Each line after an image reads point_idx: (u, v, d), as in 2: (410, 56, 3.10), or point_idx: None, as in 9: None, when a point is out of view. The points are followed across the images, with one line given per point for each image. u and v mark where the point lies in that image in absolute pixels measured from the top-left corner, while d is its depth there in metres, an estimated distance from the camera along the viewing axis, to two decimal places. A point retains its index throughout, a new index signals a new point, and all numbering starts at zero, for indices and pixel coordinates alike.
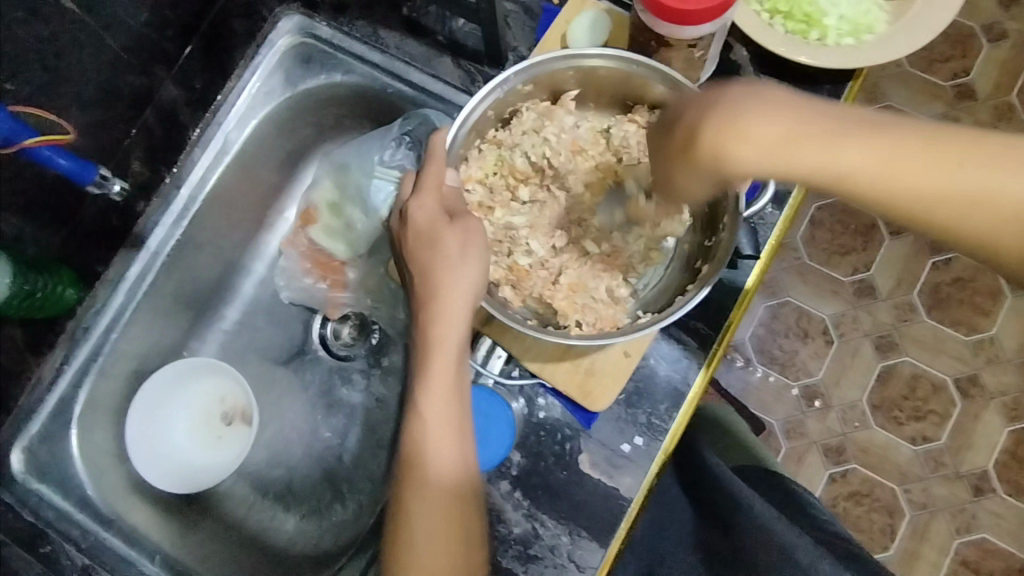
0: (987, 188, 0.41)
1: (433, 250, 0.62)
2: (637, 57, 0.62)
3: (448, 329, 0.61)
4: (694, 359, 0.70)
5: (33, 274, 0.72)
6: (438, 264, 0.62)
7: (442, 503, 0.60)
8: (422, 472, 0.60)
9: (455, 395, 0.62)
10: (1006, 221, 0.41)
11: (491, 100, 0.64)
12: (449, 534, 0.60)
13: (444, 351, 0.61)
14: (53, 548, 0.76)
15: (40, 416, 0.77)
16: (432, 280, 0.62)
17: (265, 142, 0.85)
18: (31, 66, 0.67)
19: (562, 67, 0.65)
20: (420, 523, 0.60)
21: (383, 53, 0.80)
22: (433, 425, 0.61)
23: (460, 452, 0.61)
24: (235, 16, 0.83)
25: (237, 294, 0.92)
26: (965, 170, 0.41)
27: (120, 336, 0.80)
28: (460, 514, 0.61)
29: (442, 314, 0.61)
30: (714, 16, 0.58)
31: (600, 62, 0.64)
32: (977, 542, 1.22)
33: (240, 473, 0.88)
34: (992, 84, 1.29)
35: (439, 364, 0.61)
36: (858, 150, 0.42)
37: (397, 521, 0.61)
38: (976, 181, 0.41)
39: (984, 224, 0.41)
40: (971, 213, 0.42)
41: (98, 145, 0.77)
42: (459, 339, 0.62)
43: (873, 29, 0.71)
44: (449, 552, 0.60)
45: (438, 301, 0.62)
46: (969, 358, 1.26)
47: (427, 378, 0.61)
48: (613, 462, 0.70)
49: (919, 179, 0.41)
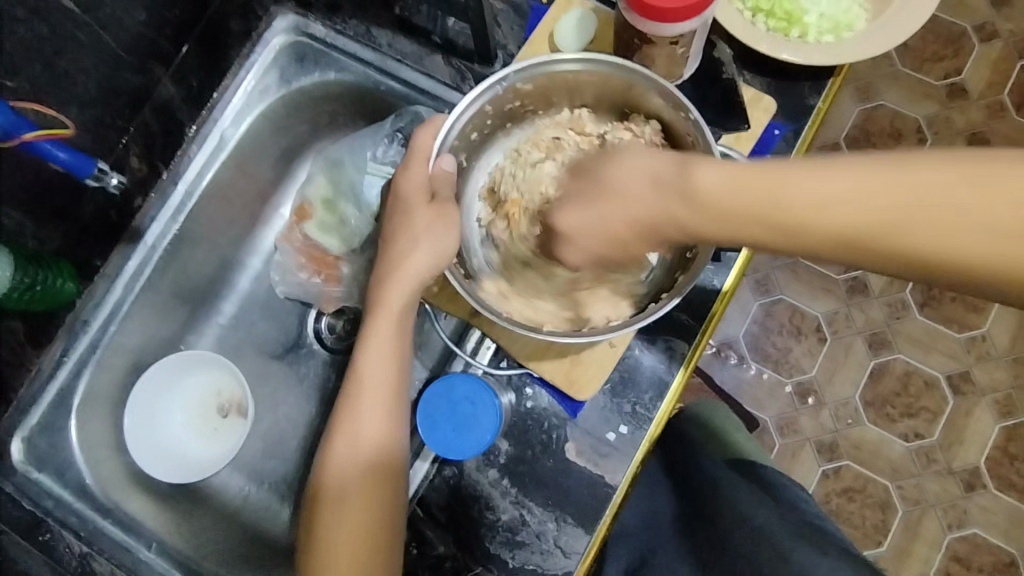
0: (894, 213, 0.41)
1: (405, 223, 0.66)
2: (610, 57, 0.64)
3: (391, 296, 0.66)
4: (678, 349, 0.72)
5: (33, 267, 0.73)
6: (403, 236, 0.66)
7: (366, 459, 0.64)
8: (353, 424, 0.65)
9: (391, 358, 0.66)
10: (928, 239, 0.40)
11: (473, 111, 0.66)
12: (369, 488, 0.64)
13: (385, 313, 0.66)
14: (52, 536, 0.77)
15: (39, 407, 0.78)
16: (393, 251, 0.66)
17: (260, 138, 0.86)
18: (30, 63, 0.68)
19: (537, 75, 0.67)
20: (345, 475, 0.64)
21: (375, 51, 0.81)
22: (371, 384, 0.66)
23: (387, 411, 0.66)
24: (230, 15, 0.84)
25: (233, 289, 0.94)
26: (857, 195, 0.42)
27: (118, 328, 0.81)
28: (383, 472, 0.64)
29: (390, 282, 0.66)
30: (694, 13, 0.60)
31: (573, 65, 0.66)
32: (969, 537, 1.23)
33: (236, 464, 0.90)
34: (983, 83, 1.30)
35: (381, 328, 0.66)
36: (713, 192, 0.47)
37: (325, 473, 0.65)
38: (878, 200, 0.41)
39: (896, 239, 0.41)
40: (887, 238, 0.41)
41: (96, 142, 0.79)
42: (401, 305, 0.66)
43: (853, 27, 0.74)
44: (363, 505, 0.63)
45: (388, 271, 0.66)
46: (961, 354, 1.27)
47: (367, 339, 0.66)
48: (600, 451, 0.71)
49: (802, 202, 0.43)
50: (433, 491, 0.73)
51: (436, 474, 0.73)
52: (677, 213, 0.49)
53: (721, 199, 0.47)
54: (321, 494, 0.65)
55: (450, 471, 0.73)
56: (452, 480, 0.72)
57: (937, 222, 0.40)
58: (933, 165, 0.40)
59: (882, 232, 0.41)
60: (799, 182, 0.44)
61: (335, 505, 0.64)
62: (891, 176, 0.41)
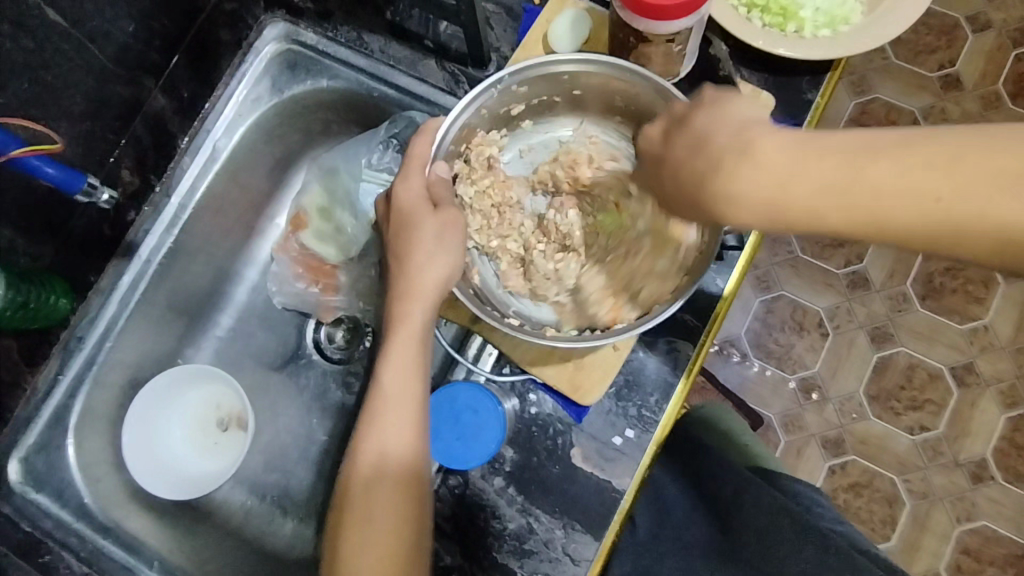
0: (868, 178, 0.41)
1: (413, 234, 0.64)
2: (601, 57, 0.64)
3: (410, 311, 0.64)
4: (682, 351, 0.71)
5: (26, 285, 0.72)
6: (415, 249, 0.64)
7: (392, 483, 0.62)
8: (380, 447, 0.62)
9: (413, 378, 0.64)
10: (891, 211, 0.40)
11: (463, 119, 0.66)
12: (398, 509, 0.61)
13: (406, 330, 0.64)
14: (52, 558, 0.76)
15: (35, 426, 0.77)
16: (406, 265, 0.64)
17: (254, 148, 0.86)
18: (18, 78, 0.67)
19: (530, 75, 0.66)
20: (370, 501, 0.61)
21: (367, 57, 0.81)
22: (391, 405, 0.63)
23: (412, 432, 0.63)
24: (221, 25, 0.84)
25: (230, 300, 0.93)
26: (817, 166, 0.42)
27: (114, 344, 0.80)
28: (413, 492, 0.62)
29: (408, 297, 0.64)
30: (687, 11, 0.59)
31: (567, 67, 0.65)
32: (978, 529, 1.22)
33: (237, 478, 0.89)
34: (978, 73, 1.30)
35: (402, 347, 0.64)
36: (715, 166, 0.47)
37: (346, 501, 0.62)
38: (855, 166, 0.41)
39: (865, 216, 0.41)
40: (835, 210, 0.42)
41: (87, 156, 0.77)
42: (422, 320, 0.64)
43: (849, 21, 0.73)
44: (391, 532, 0.60)
45: (405, 286, 0.64)
46: (964, 346, 1.26)
47: (387, 359, 0.64)
48: (606, 455, 0.70)
49: (764, 185, 0.44)
50: (438, 502, 0.72)
51: (441, 484, 0.71)
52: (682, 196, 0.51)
53: (745, 196, 0.45)
54: (343, 524, 0.61)
55: (455, 480, 0.71)
56: (457, 490, 0.71)
57: (881, 191, 0.40)
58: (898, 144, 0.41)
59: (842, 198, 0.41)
60: (763, 178, 0.44)
61: (358, 534, 0.60)
62: (864, 149, 0.41)
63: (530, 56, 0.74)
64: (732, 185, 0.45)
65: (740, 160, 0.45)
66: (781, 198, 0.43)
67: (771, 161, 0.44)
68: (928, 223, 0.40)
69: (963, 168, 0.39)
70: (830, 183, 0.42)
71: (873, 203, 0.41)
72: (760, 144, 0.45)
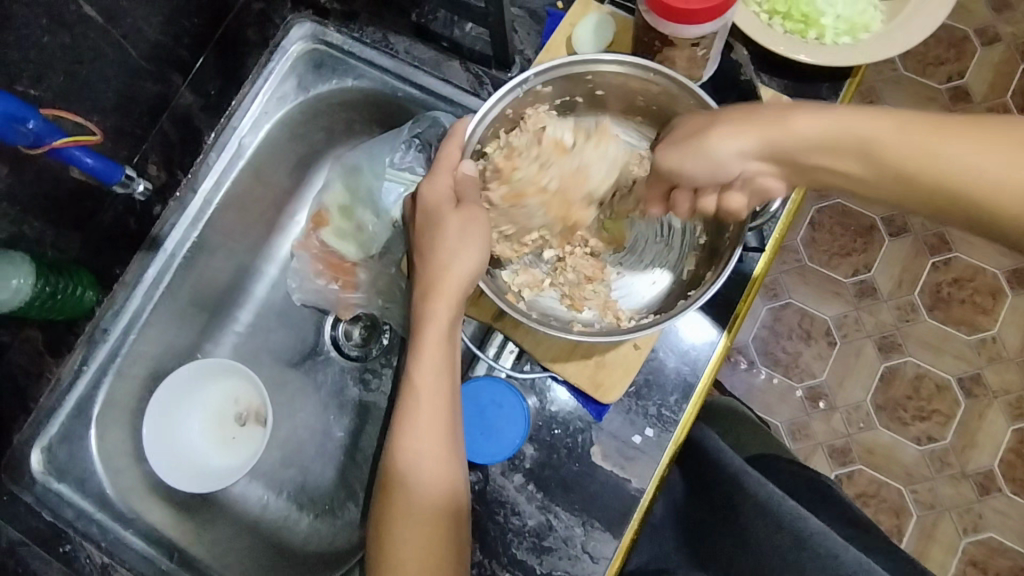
0: (984, 155, 0.44)
1: (439, 234, 0.65)
2: (639, 61, 0.65)
3: (437, 308, 0.64)
4: (703, 351, 0.72)
5: (55, 276, 0.73)
6: (441, 247, 0.65)
7: (426, 478, 0.62)
8: (413, 443, 0.63)
9: (444, 375, 0.65)
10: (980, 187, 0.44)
11: (494, 113, 0.67)
12: (434, 502, 0.63)
13: (433, 327, 0.64)
14: (73, 547, 0.77)
15: (59, 417, 0.78)
16: (433, 264, 0.65)
17: (278, 146, 0.87)
18: (55, 72, 0.69)
19: (564, 74, 0.67)
20: (408, 497, 0.62)
21: (392, 58, 0.81)
22: (421, 401, 0.64)
23: (442, 425, 0.64)
24: (249, 24, 0.85)
25: (249, 297, 0.93)
26: (946, 142, 0.45)
27: (138, 336, 0.81)
28: (449, 486, 0.63)
29: (434, 295, 0.64)
30: (715, 14, 0.60)
31: (604, 67, 0.66)
32: (985, 541, 1.22)
33: (254, 473, 0.89)
34: (987, 86, 1.31)
35: (431, 344, 0.64)
36: (774, 114, 0.52)
37: (384, 497, 0.63)
38: (976, 151, 0.44)
39: (965, 189, 0.45)
40: (949, 184, 0.45)
41: (116, 150, 0.79)
42: (449, 317, 0.65)
43: (870, 28, 0.73)
44: (430, 524, 0.62)
45: (432, 284, 0.65)
46: (972, 357, 1.27)
47: (416, 357, 0.64)
48: (625, 454, 0.71)
49: (891, 148, 0.47)
50: None
51: None
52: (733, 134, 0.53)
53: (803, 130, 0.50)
54: (383, 521, 0.63)
55: (475, 477, 0.72)
56: (477, 486, 0.72)
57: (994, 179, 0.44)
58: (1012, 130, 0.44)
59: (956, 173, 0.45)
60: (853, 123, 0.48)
61: (397, 530, 0.62)
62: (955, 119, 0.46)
63: (554, 57, 0.75)
64: (805, 126, 0.50)
65: (808, 115, 0.50)
66: (901, 156, 0.46)
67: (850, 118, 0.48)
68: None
69: None
70: (955, 160, 0.45)
71: (985, 182, 0.44)
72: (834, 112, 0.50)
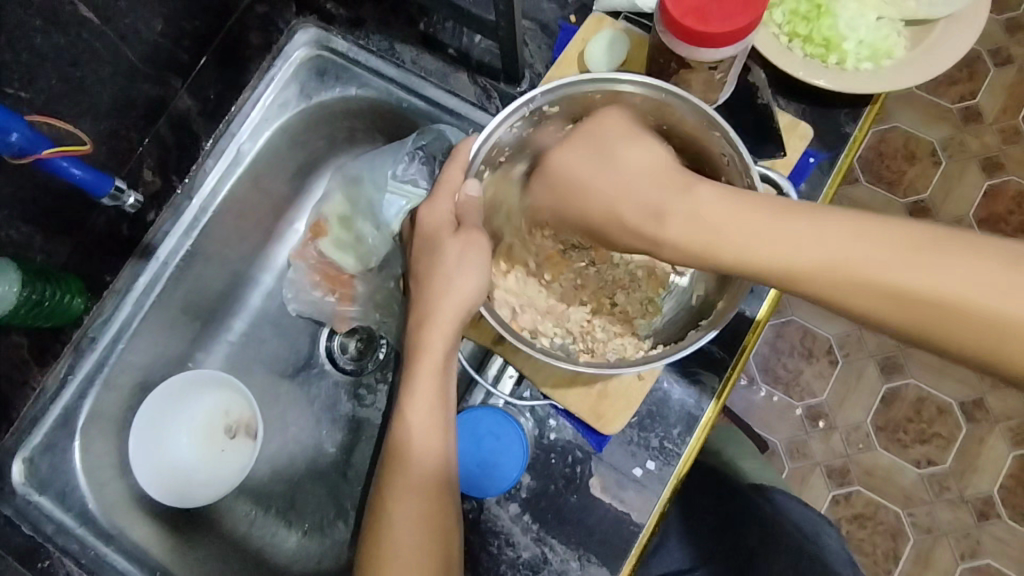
0: (874, 263, 0.45)
1: (434, 261, 0.64)
2: (666, 87, 0.61)
3: (432, 338, 0.63)
4: (708, 383, 0.69)
5: (42, 283, 0.71)
6: (437, 273, 0.63)
7: (417, 510, 0.62)
8: (402, 475, 0.62)
9: (437, 404, 0.63)
10: (831, 286, 0.46)
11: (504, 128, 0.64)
12: (420, 537, 0.61)
13: (427, 358, 0.63)
14: (52, 563, 0.74)
15: (42, 427, 0.76)
16: (430, 291, 0.63)
17: (277, 153, 0.84)
18: (47, 75, 0.66)
19: (589, 90, 0.64)
20: (395, 530, 0.61)
21: (398, 67, 0.80)
22: (414, 431, 0.63)
23: (434, 459, 0.63)
24: (252, 28, 0.83)
25: (244, 305, 0.91)
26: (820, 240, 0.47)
27: (127, 346, 0.79)
28: (436, 521, 0.62)
29: (429, 325, 0.63)
30: (734, 39, 0.58)
31: (629, 88, 0.63)
32: (981, 568, 1.20)
33: (242, 487, 0.87)
34: (998, 107, 1.29)
35: (424, 374, 0.63)
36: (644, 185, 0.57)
37: (374, 526, 0.63)
38: (845, 242, 0.46)
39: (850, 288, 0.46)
40: (827, 275, 0.46)
41: (111, 154, 0.76)
42: (443, 348, 0.63)
43: (892, 54, 0.71)
44: (415, 560, 0.61)
45: (426, 314, 0.63)
46: (975, 381, 1.25)
47: (410, 385, 0.63)
48: (625, 487, 0.69)
49: (780, 249, 0.48)
50: None
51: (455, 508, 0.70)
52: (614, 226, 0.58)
53: (699, 210, 0.52)
54: (373, 551, 0.62)
55: (470, 505, 0.70)
56: (471, 515, 0.70)
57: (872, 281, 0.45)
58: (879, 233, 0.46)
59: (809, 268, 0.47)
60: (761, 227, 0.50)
61: (387, 560, 0.61)
62: (819, 217, 0.48)
63: (565, 73, 0.73)
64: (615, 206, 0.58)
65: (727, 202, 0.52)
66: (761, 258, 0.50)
67: (755, 222, 0.50)
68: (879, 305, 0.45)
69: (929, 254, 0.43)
70: (845, 256, 0.46)
71: (858, 279, 0.45)
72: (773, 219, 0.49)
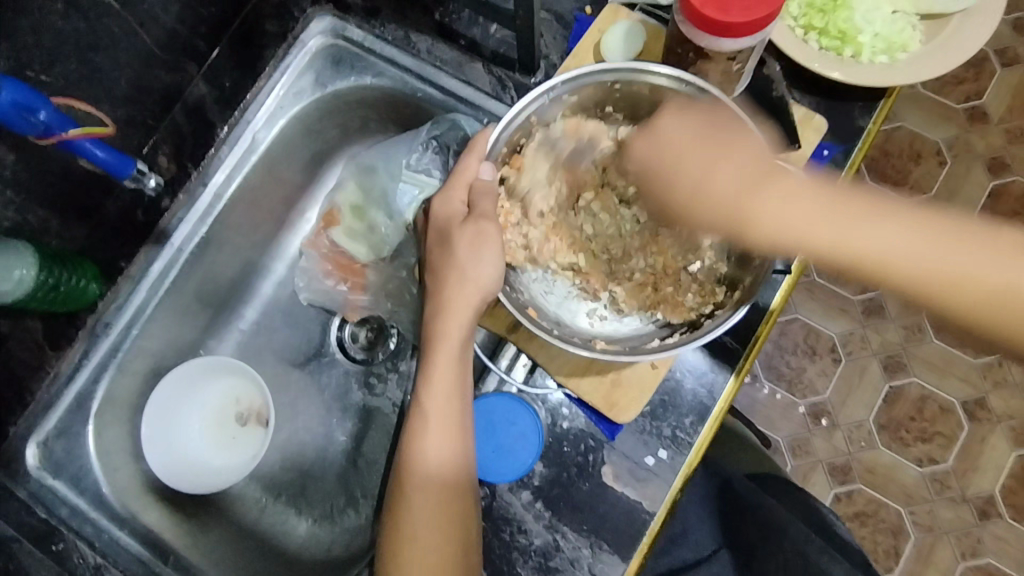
0: (945, 261, 0.51)
1: (449, 249, 0.64)
2: (691, 79, 0.62)
3: (449, 327, 0.63)
4: (720, 372, 0.70)
5: (58, 267, 0.71)
6: (450, 263, 0.63)
7: (435, 494, 0.62)
8: (422, 465, 0.63)
9: (455, 393, 0.64)
10: (895, 279, 0.52)
11: (527, 113, 0.64)
12: (440, 526, 0.62)
13: (445, 347, 0.63)
14: (65, 547, 0.75)
15: (57, 411, 0.76)
16: (448, 280, 0.63)
17: (291, 141, 0.84)
18: (67, 59, 0.67)
19: (610, 81, 0.64)
20: (414, 516, 0.62)
21: (414, 57, 0.80)
22: (432, 420, 0.63)
23: (453, 445, 0.63)
24: (267, 16, 0.83)
25: (255, 294, 0.92)
26: (929, 249, 0.52)
27: (141, 332, 0.79)
28: (456, 511, 0.62)
29: (446, 314, 0.63)
30: (755, 29, 0.58)
31: (657, 80, 0.63)
32: (982, 566, 1.21)
33: (253, 474, 0.87)
34: (1004, 107, 1.29)
35: (442, 362, 0.63)
36: (766, 186, 0.56)
37: (394, 513, 0.63)
38: (947, 251, 0.51)
39: (893, 273, 0.52)
40: (890, 276, 0.53)
41: (127, 140, 0.77)
42: (461, 337, 0.63)
43: (907, 48, 0.71)
44: (436, 548, 0.61)
45: (443, 302, 0.63)
46: (977, 380, 1.25)
47: (428, 374, 0.64)
48: (637, 475, 0.69)
49: (798, 232, 0.55)
50: None
51: None
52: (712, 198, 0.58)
53: (784, 218, 0.55)
54: (392, 536, 0.63)
55: (483, 492, 0.70)
56: (484, 502, 0.70)
57: (991, 289, 0.50)
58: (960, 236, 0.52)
59: (885, 261, 0.52)
60: (798, 219, 0.55)
61: (407, 544, 0.62)
62: (904, 218, 0.53)
63: (581, 64, 0.73)
64: (782, 218, 0.55)
65: (766, 194, 0.56)
66: (887, 258, 0.52)
67: (795, 203, 0.55)
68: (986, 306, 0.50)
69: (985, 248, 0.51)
70: (942, 264, 0.51)
71: (950, 276, 0.50)
72: (778, 184, 0.57)
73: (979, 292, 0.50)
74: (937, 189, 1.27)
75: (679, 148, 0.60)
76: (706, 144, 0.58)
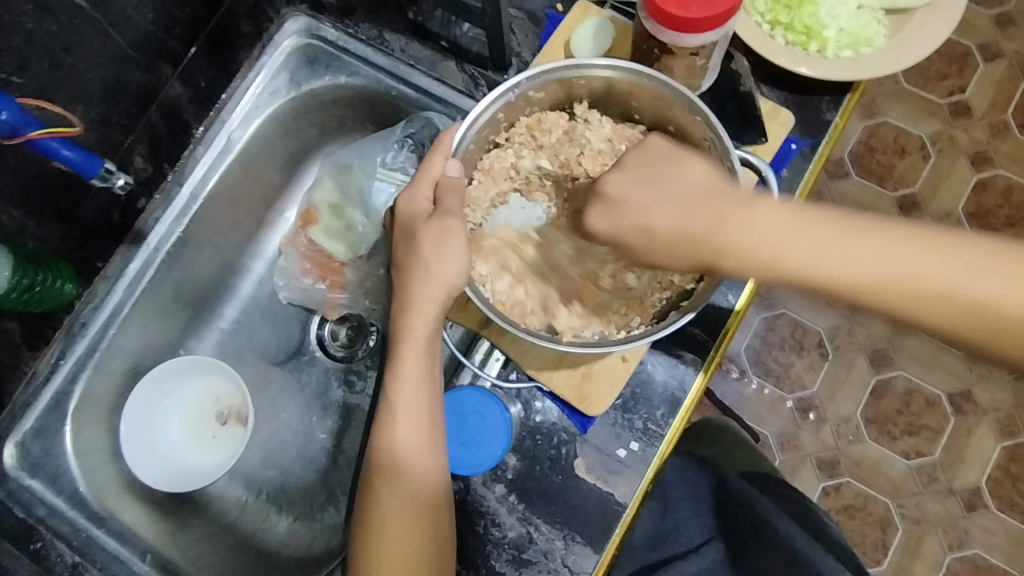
0: (917, 275, 0.47)
1: (415, 244, 0.64)
2: (645, 70, 0.62)
3: (416, 323, 0.64)
4: (691, 365, 0.70)
5: (33, 268, 0.72)
6: (416, 258, 0.64)
7: (405, 489, 0.63)
8: (392, 460, 0.63)
9: (424, 387, 0.64)
10: (866, 292, 0.48)
11: (493, 108, 0.64)
12: (412, 519, 0.63)
13: (412, 343, 0.64)
14: (43, 545, 0.75)
15: (33, 413, 0.76)
16: (414, 275, 0.64)
17: (267, 141, 0.85)
18: (39, 61, 0.67)
19: (573, 76, 0.65)
20: (386, 511, 0.63)
21: (387, 56, 0.80)
22: (401, 415, 0.64)
23: (422, 438, 0.64)
24: (242, 16, 0.83)
25: (235, 293, 0.92)
26: (918, 265, 0.47)
27: (118, 332, 0.80)
28: (427, 504, 0.63)
29: (413, 310, 0.64)
30: (716, 24, 0.59)
31: (607, 74, 0.64)
32: (969, 558, 1.22)
33: (233, 473, 0.88)
34: (987, 102, 1.30)
35: (410, 357, 0.64)
36: (738, 209, 0.52)
37: (366, 509, 0.64)
38: (919, 258, 0.47)
39: (881, 297, 0.48)
40: (869, 293, 0.48)
41: (101, 141, 0.77)
42: (427, 333, 0.64)
43: (872, 42, 0.72)
44: (407, 540, 0.62)
45: (410, 298, 0.64)
46: (963, 373, 1.26)
47: (396, 369, 0.64)
48: (610, 468, 0.70)
49: (776, 257, 0.50)
50: None
51: None
52: (673, 228, 0.54)
53: (756, 240, 0.51)
54: (364, 531, 0.63)
55: (456, 486, 0.71)
56: (458, 496, 0.71)
57: (949, 297, 0.46)
58: (935, 242, 0.47)
59: (859, 285, 0.48)
60: (775, 231, 0.50)
61: (377, 537, 0.63)
62: (898, 231, 0.48)
63: (551, 60, 0.74)
64: (751, 232, 0.51)
65: (736, 222, 0.52)
66: (856, 279, 0.48)
67: (764, 221, 0.51)
68: (967, 319, 0.46)
69: (976, 255, 0.46)
70: (913, 275, 0.47)
71: (937, 292, 0.46)
72: (754, 204, 0.52)
73: (951, 302, 0.46)
74: (921, 184, 1.28)
75: (637, 200, 0.55)
76: (663, 193, 0.54)
